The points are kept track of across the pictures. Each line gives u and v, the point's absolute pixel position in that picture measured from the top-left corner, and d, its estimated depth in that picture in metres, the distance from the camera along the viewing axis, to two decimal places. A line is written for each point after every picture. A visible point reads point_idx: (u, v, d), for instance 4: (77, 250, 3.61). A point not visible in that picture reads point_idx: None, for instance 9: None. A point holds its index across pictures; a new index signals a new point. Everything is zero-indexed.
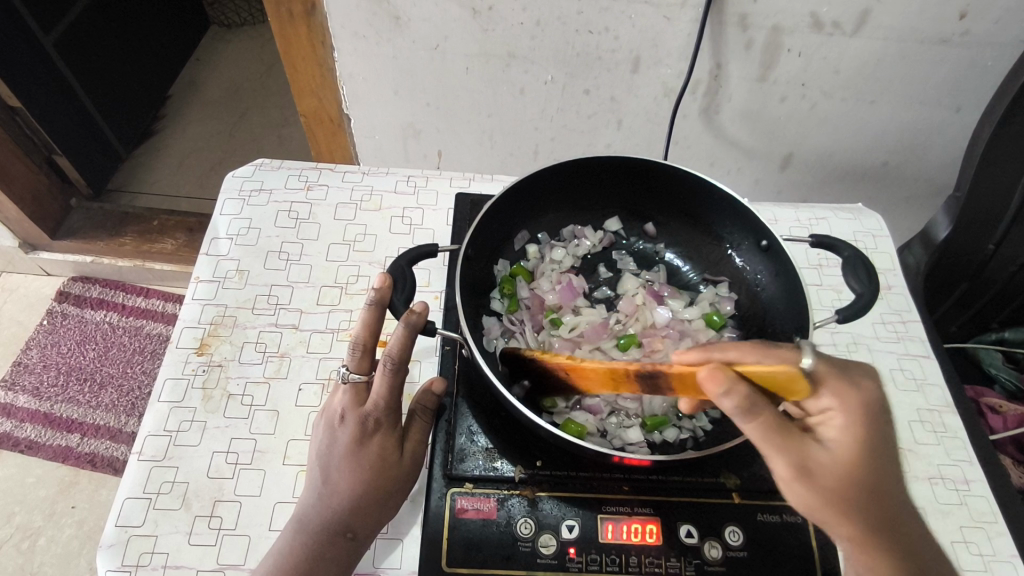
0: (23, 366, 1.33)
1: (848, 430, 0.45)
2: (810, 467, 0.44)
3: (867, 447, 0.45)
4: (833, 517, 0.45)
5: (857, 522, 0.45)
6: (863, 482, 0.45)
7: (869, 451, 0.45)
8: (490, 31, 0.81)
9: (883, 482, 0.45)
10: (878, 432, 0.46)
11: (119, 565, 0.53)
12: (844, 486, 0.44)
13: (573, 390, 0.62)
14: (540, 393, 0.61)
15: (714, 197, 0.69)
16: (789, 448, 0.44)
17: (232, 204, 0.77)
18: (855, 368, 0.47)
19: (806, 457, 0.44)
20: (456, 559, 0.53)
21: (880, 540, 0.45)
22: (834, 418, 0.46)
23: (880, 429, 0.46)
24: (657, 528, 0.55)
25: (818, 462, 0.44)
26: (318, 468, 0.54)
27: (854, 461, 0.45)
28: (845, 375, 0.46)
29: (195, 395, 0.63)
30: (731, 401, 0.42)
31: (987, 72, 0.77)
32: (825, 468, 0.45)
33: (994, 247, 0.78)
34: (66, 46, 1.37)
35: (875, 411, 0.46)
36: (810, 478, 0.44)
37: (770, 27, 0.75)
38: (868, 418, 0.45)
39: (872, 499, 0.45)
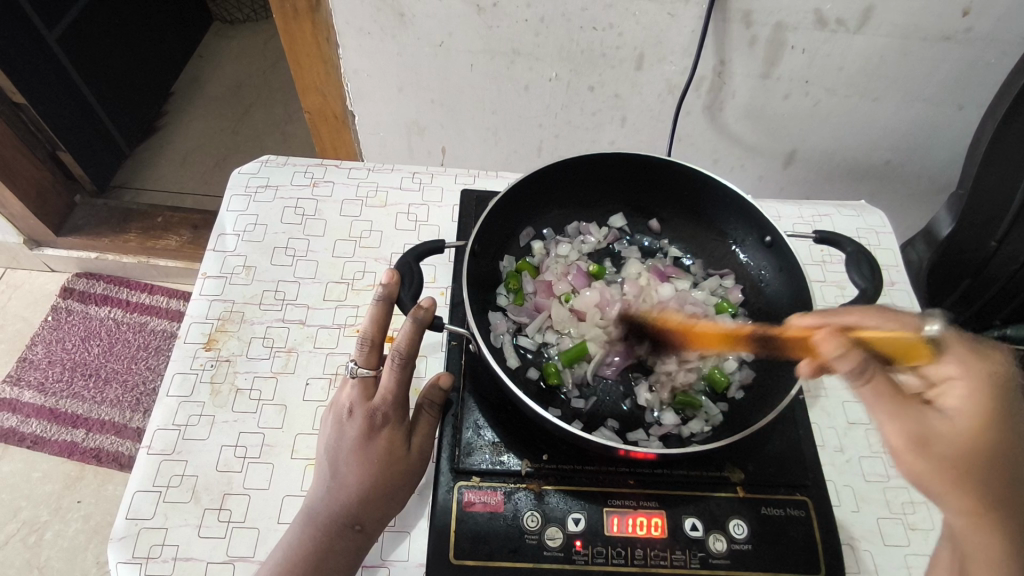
0: (28, 362, 1.34)
1: (973, 397, 0.44)
2: (927, 434, 0.44)
3: (995, 422, 0.44)
4: (945, 489, 0.44)
5: (970, 495, 0.44)
6: (989, 457, 0.43)
7: (989, 428, 0.44)
8: (495, 27, 0.81)
9: (1015, 463, 0.44)
10: (1007, 409, 0.44)
11: (130, 558, 0.54)
12: (965, 457, 0.43)
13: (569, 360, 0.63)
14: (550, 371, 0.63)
15: (718, 192, 0.70)
16: (902, 415, 0.44)
17: (238, 201, 0.78)
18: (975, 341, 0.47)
19: (923, 425, 0.44)
20: (463, 552, 0.54)
21: (1001, 521, 0.44)
22: (959, 386, 0.45)
23: (1008, 405, 0.44)
24: (662, 522, 0.56)
25: (935, 432, 0.44)
26: (327, 462, 0.54)
27: (980, 434, 0.43)
28: (969, 344, 0.46)
29: (203, 389, 0.63)
30: (846, 365, 0.43)
31: (991, 68, 0.78)
32: (941, 443, 0.44)
33: (996, 243, 0.77)
34: (70, 42, 1.37)
35: (1007, 386, 0.45)
36: (926, 449, 0.44)
37: (774, 24, 0.76)
38: (995, 391, 0.44)
39: (995, 478, 0.44)
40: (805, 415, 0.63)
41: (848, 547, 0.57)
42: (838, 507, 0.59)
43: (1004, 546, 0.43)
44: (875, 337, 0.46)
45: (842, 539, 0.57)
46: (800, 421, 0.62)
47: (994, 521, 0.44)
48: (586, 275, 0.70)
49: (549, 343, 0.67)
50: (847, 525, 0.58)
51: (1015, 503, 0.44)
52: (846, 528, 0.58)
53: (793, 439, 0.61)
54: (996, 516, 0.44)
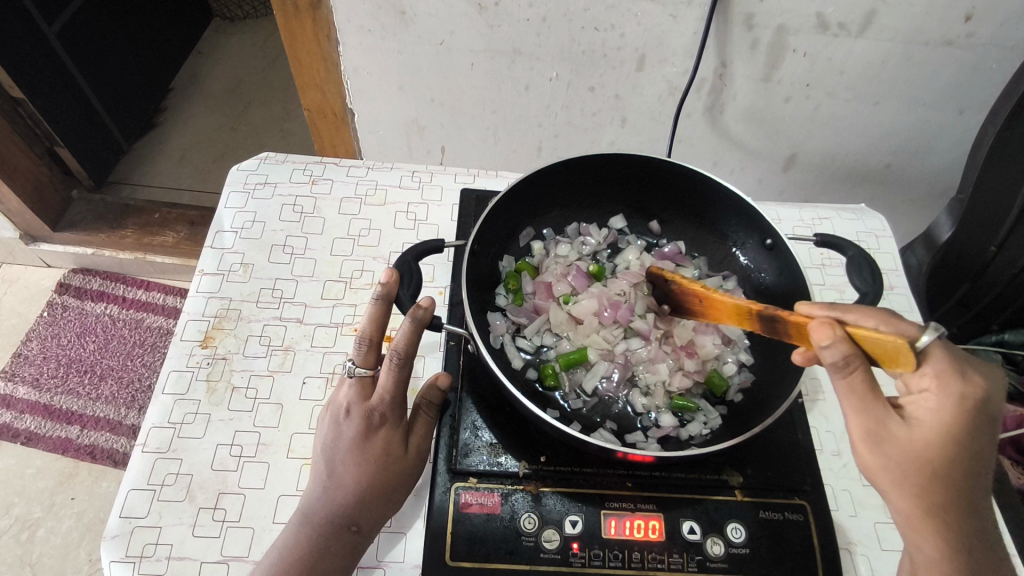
0: (23, 357, 1.33)
1: (940, 410, 0.44)
2: (884, 435, 0.45)
3: (954, 438, 0.44)
4: (892, 486, 0.46)
5: (915, 498, 0.45)
6: (943, 470, 0.44)
7: (947, 445, 0.44)
8: (496, 26, 0.81)
9: (965, 477, 0.45)
10: (976, 430, 0.44)
11: (123, 557, 0.53)
12: (915, 463, 0.44)
13: (566, 366, 0.64)
14: (546, 372, 0.63)
15: (719, 195, 0.69)
16: (869, 411, 0.44)
17: (237, 197, 0.77)
18: (973, 365, 0.45)
19: (882, 423, 0.45)
20: (460, 554, 0.53)
21: (940, 526, 0.45)
22: (928, 397, 0.45)
23: (980, 427, 0.44)
24: (660, 525, 0.55)
25: (894, 435, 0.44)
26: (324, 463, 0.54)
27: (936, 447, 0.44)
28: (959, 363, 0.45)
29: (199, 387, 0.63)
30: (831, 355, 0.43)
31: (992, 74, 0.78)
32: (897, 455, 0.45)
33: (995, 249, 0.77)
34: (69, 37, 1.36)
35: (980, 408, 0.44)
36: (879, 445, 0.45)
37: (776, 27, 0.75)
38: (961, 410, 0.44)
39: (945, 489, 0.45)
40: (804, 419, 0.63)
41: (846, 552, 0.56)
42: (837, 512, 0.58)
43: (937, 545, 0.46)
44: (864, 333, 0.44)
45: (840, 543, 0.57)
46: (799, 424, 0.62)
47: (936, 524, 0.45)
48: (585, 275, 0.70)
49: (547, 345, 0.67)
50: (846, 530, 0.57)
51: (961, 511, 0.46)
52: (844, 532, 0.57)
53: (792, 443, 0.61)
54: (940, 517, 0.45)
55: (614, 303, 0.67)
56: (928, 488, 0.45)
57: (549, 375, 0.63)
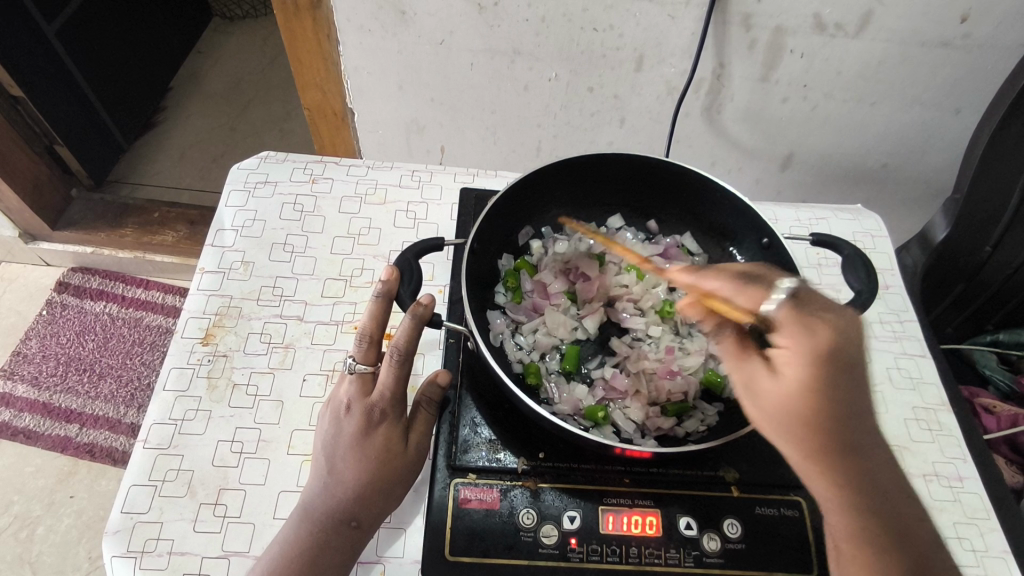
0: (22, 356, 1.33)
1: (796, 365, 0.43)
2: (754, 387, 0.45)
3: (814, 392, 0.42)
4: (782, 441, 0.44)
5: (807, 453, 0.43)
6: (808, 422, 0.43)
7: (804, 398, 0.42)
8: (495, 26, 0.81)
9: (841, 430, 0.43)
10: (836, 377, 0.42)
11: (125, 551, 0.54)
12: (786, 416, 0.43)
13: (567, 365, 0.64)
14: (529, 372, 0.62)
15: (716, 194, 0.70)
16: (747, 371, 0.46)
17: (237, 196, 0.78)
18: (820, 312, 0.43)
19: (750, 377, 0.46)
20: (459, 549, 0.54)
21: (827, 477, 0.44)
22: (787, 355, 0.43)
23: (837, 376, 0.42)
24: (657, 521, 0.56)
25: (759, 388, 0.45)
26: (324, 458, 0.54)
27: (796, 400, 0.43)
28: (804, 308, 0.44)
29: (200, 384, 0.63)
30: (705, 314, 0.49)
31: (987, 75, 0.78)
32: (766, 410, 0.44)
33: (990, 249, 0.79)
34: (69, 35, 1.37)
35: (834, 358, 0.42)
36: (756, 397, 0.45)
37: (773, 28, 0.76)
38: (818, 363, 0.42)
39: (819, 441, 0.43)
40: None
41: None
42: None
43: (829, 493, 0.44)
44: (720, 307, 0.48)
45: None
46: None
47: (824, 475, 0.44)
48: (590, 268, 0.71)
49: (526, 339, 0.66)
50: None
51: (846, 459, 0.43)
52: None
53: None
54: (831, 468, 0.43)
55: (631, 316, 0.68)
56: (813, 441, 0.43)
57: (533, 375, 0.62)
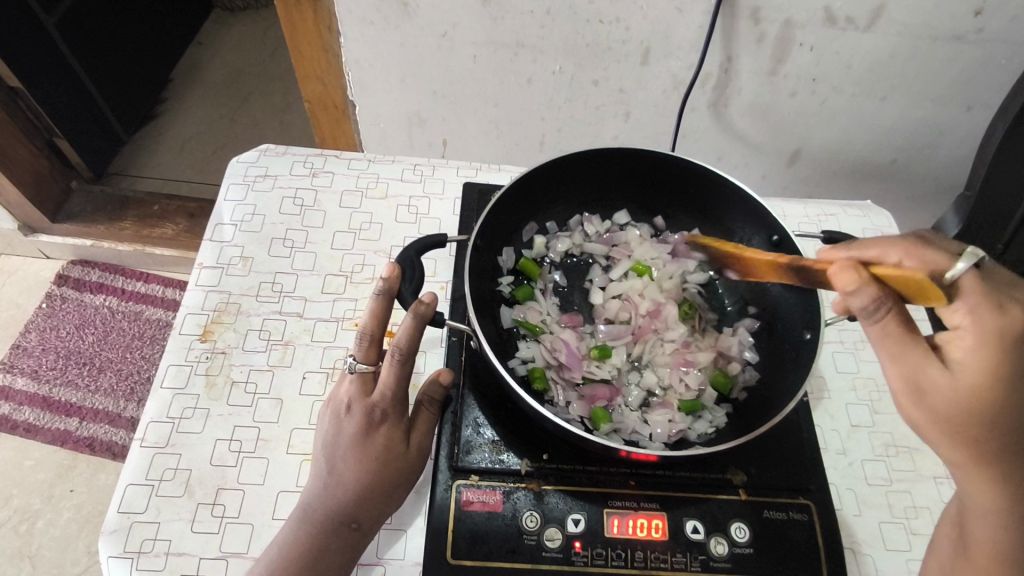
0: (21, 349, 1.32)
1: (974, 352, 0.42)
2: (928, 391, 0.43)
3: (993, 385, 0.42)
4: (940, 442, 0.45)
5: (961, 448, 0.44)
6: (992, 422, 0.43)
7: (995, 396, 0.42)
8: (499, 18, 0.80)
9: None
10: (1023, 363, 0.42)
11: (122, 552, 0.53)
12: (958, 413, 0.43)
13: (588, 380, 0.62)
14: (535, 376, 0.60)
15: (726, 190, 0.69)
16: (907, 355, 0.43)
17: (236, 189, 0.77)
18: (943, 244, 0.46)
19: (917, 369, 0.43)
20: (461, 552, 0.53)
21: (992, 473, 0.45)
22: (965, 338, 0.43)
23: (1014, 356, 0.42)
24: (663, 524, 0.55)
25: (931, 383, 0.43)
26: (324, 459, 0.53)
27: (984, 390, 0.42)
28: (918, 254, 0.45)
29: (198, 381, 0.62)
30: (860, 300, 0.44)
31: (1001, 70, 0.77)
32: (945, 411, 0.43)
33: (1002, 248, 0.75)
34: (67, 26, 1.35)
35: (1016, 341, 0.42)
36: (925, 398, 0.43)
37: (783, 21, 0.75)
38: (1007, 350, 0.42)
39: (995, 434, 0.43)
40: (808, 418, 0.62)
41: (849, 551, 0.56)
42: (840, 511, 0.58)
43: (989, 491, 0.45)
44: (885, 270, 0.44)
45: (843, 543, 0.56)
46: (804, 422, 0.61)
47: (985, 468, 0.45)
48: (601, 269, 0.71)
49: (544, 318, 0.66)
50: (849, 529, 0.57)
51: (1004, 450, 0.44)
52: (849, 532, 0.57)
53: (797, 442, 0.60)
54: (994, 471, 0.45)
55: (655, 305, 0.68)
56: (966, 442, 0.44)
57: (539, 380, 0.60)
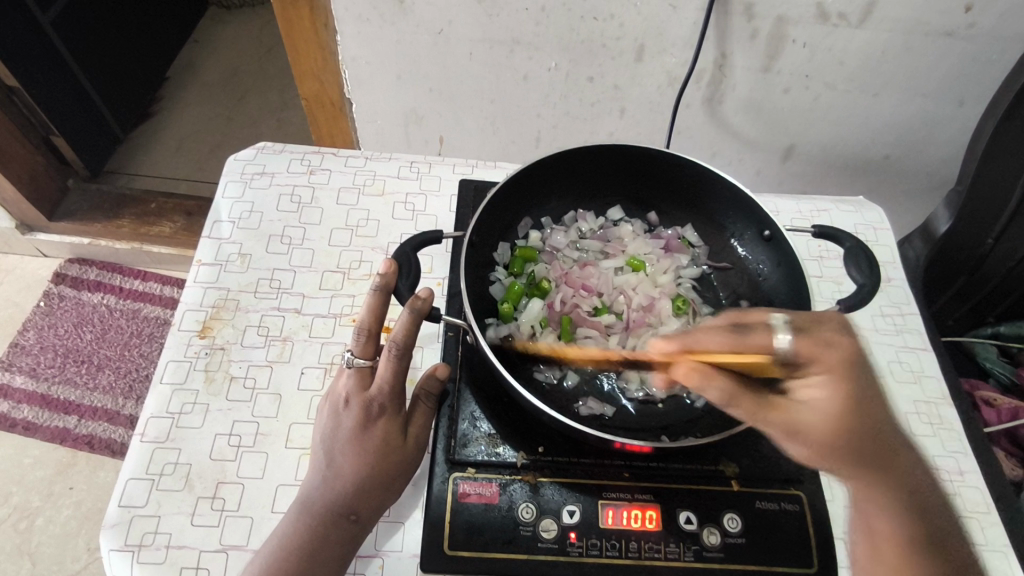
0: (20, 347, 1.33)
1: (834, 390, 0.47)
2: (798, 427, 0.47)
3: (853, 409, 0.46)
4: (826, 460, 0.47)
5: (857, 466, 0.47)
6: (857, 434, 0.47)
7: (848, 414, 0.46)
8: (495, 15, 0.80)
9: (883, 425, 0.48)
10: (863, 393, 0.47)
11: (122, 545, 0.53)
12: (828, 433, 0.46)
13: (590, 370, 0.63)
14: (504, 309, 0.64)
15: (718, 185, 0.69)
16: (858, 390, 0.47)
17: (234, 187, 0.77)
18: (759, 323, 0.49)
19: (785, 411, 0.47)
20: (458, 543, 0.54)
21: (875, 477, 0.48)
22: (815, 379, 0.48)
23: (859, 386, 0.47)
24: (656, 515, 0.56)
25: (795, 418, 0.47)
26: (323, 452, 0.54)
27: (837, 421, 0.46)
28: (738, 345, 0.48)
29: (197, 377, 0.63)
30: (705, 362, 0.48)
31: (991, 66, 0.78)
32: (813, 431, 0.47)
33: (992, 242, 0.78)
34: (63, 24, 1.35)
35: (854, 368, 0.47)
36: (799, 436, 0.47)
37: (777, 17, 0.75)
38: (849, 376, 0.47)
39: (868, 434, 0.47)
40: None
41: (841, 541, 0.57)
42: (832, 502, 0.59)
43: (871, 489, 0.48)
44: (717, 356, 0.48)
45: (835, 533, 0.57)
46: None
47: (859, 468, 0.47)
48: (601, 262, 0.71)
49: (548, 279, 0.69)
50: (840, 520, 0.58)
51: (876, 451, 0.47)
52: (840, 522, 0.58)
53: None
54: (862, 469, 0.47)
55: (649, 301, 0.68)
56: (852, 459, 0.47)
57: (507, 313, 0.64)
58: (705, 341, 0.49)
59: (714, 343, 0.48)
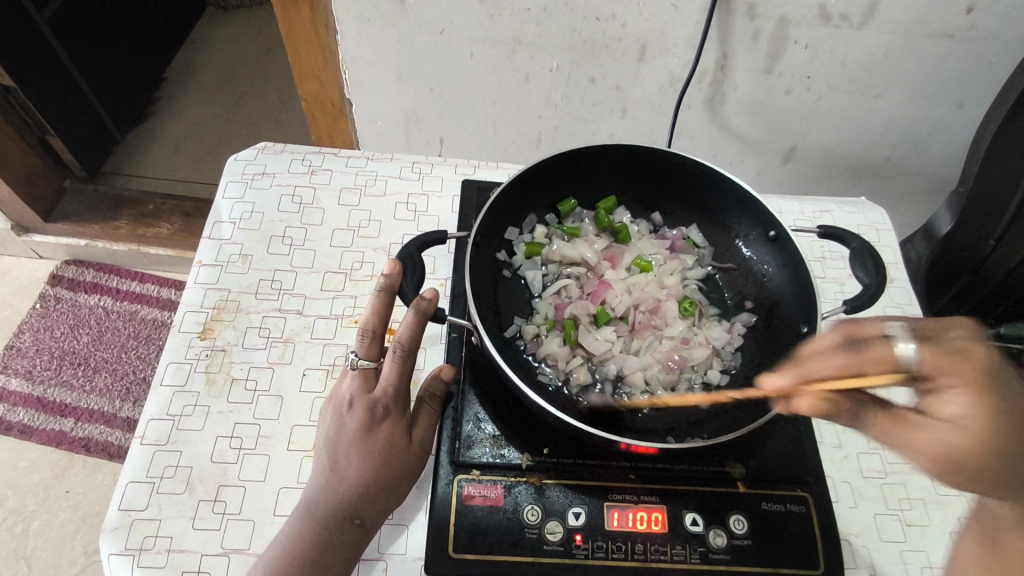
0: (15, 350, 1.32)
1: (974, 413, 0.41)
2: (906, 444, 0.43)
3: (996, 436, 0.40)
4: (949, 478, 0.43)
5: (1003, 491, 0.44)
6: (1004, 459, 0.41)
7: (988, 439, 0.40)
8: (496, 16, 0.80)
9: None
10: (1004, 410, 0.41)
11: (123, 549, 0.53)
12: (975, 460, 0.41)
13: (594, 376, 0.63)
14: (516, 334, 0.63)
15: (723, 185, 0.69)
16: (986, 411, 0.40)
17: (234, 187, 0.77)
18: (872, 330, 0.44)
19: (926, 441, 0.42)
20: (463, 546, 0.53)
21: (1016, 493, 0.43)
22: (959, 395, 0.41)
23: (1000, 407, 0.41)
24: (663, 517, 0.55)
25: (911, 439, 0.43)
26: (326, 455, 0.53)
27: (981, 444, 0.41)
28: (863, 356, 0.44)
29: (198, 379, 0.62)
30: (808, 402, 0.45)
31: (992, 68, 0.78)
32: (952, 464, 0.42)
33: (994, 243, 0.77)
34: (60, 24, 1.34)
35: (990, 384, 0.41)
36: (935, 457, 0.42)
37: (778, 18, 0.75)
38: (993, 398, 0.40)
39: (1015, 461, 0.41)
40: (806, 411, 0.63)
41: (847, 543, 0.57)
42: (838, 503, 0.59)
43: (1008, 501, 0.45)
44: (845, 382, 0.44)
45: (841, 534, 0.57)
46: (801, 416, 0.62)
47: (983, 486, 0.44)
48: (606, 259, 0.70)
49: (565, 275, 0.69)
50: (846, 521, 0.58)
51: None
52: (846, 524, 0.58)
53: (795, 434, 0.61)
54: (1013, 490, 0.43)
55: (655, 303, 0.67)
56: (982, 481, 0.43)
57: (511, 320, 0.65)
58: (835, 366, 0.44)
59: (829, 368, 0.44)
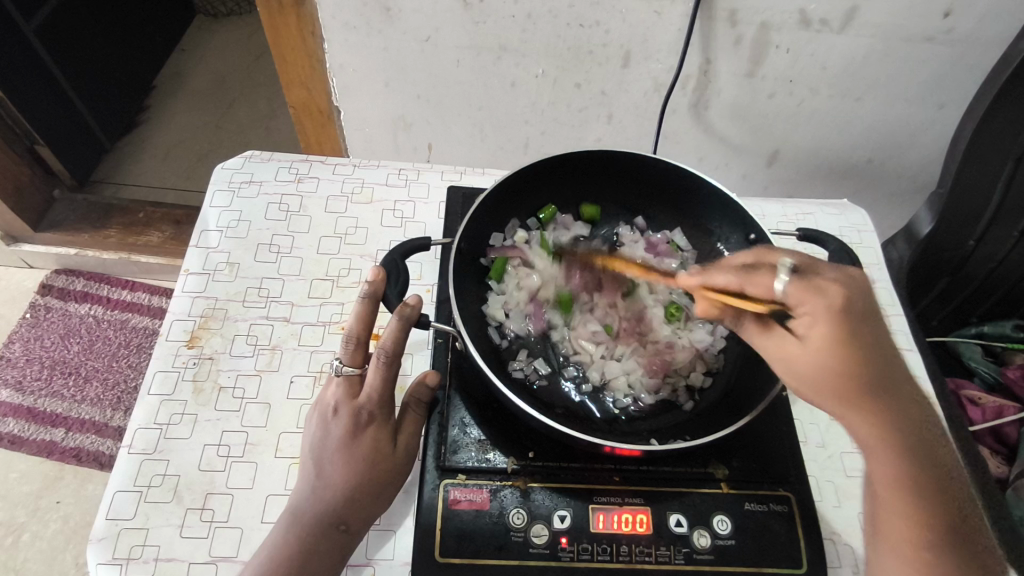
0: (5, 360, 1.31)
1: (814, 327, 0.44)
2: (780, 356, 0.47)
3: (844, 351, 0.43)
4: (817, 395, 0.46)
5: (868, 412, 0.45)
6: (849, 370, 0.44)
7: (834, 353, 0.44)
8: (481, 23, 0.81)
9: (878, 358, 0.44)
10: (861, 323, 0.44)
11: (110, 558, 0.53)
12: (821, 373, 0.45)
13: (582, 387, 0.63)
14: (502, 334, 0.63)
15: (705, 189, 0.70)
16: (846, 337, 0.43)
17: (222, 196, 0.77)
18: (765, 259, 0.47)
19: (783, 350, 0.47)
20: (449, 550, 0.54)
21: (879, 409, 0.45)
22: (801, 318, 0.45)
23: (854, 324, 0.44)
24: (647, 518, 0.56)
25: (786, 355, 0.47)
26: (312, 461, 0.54)
27: (831, 361, 0.44)
28: (745, 277, 0.47)
29: (185, 388, 0.62)
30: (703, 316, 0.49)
31: (970, 70, 0.79)
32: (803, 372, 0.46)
33: (974, 243, 0.79)
34: (48, 33, 1.34)
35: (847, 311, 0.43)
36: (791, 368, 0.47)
37: (759, 23, 0.76)
38: (839, 321, 0.43)
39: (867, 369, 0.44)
40: (789, 412, 0.63)
41: (830, 541, 0.57)
42: (821, 502, 0.59)
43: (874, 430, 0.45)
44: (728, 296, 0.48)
45: (824, 533, 0.58)
46: (784, 417, 0.63)
47: (860, 404, 0.44)
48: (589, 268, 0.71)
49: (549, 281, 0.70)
50: (829, 520, 0.58)
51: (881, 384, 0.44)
52: (829, 523, 0.58)
53: (777, 435, 0.61)
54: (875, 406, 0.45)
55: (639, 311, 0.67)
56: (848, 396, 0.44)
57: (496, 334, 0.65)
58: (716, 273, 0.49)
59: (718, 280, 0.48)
